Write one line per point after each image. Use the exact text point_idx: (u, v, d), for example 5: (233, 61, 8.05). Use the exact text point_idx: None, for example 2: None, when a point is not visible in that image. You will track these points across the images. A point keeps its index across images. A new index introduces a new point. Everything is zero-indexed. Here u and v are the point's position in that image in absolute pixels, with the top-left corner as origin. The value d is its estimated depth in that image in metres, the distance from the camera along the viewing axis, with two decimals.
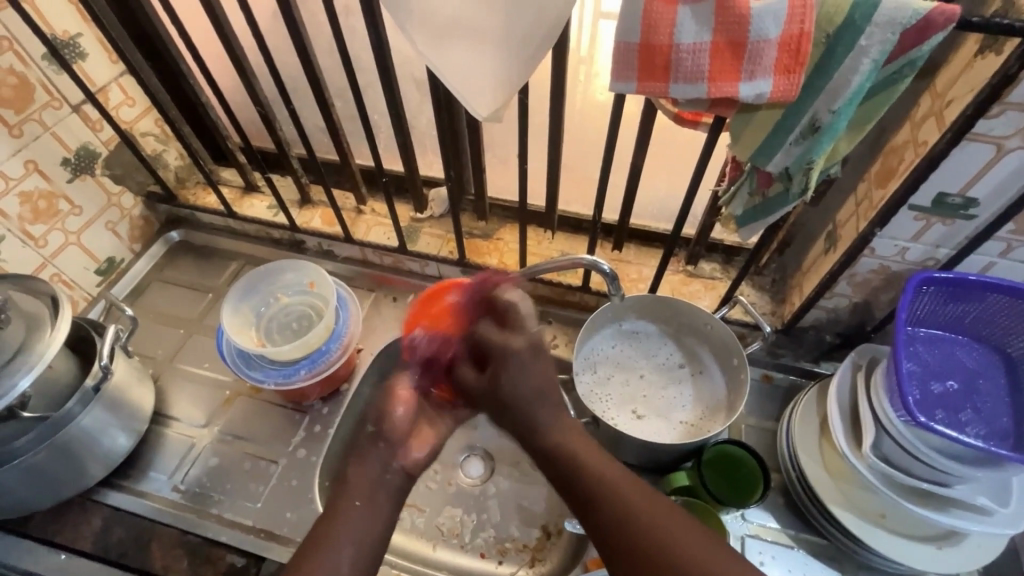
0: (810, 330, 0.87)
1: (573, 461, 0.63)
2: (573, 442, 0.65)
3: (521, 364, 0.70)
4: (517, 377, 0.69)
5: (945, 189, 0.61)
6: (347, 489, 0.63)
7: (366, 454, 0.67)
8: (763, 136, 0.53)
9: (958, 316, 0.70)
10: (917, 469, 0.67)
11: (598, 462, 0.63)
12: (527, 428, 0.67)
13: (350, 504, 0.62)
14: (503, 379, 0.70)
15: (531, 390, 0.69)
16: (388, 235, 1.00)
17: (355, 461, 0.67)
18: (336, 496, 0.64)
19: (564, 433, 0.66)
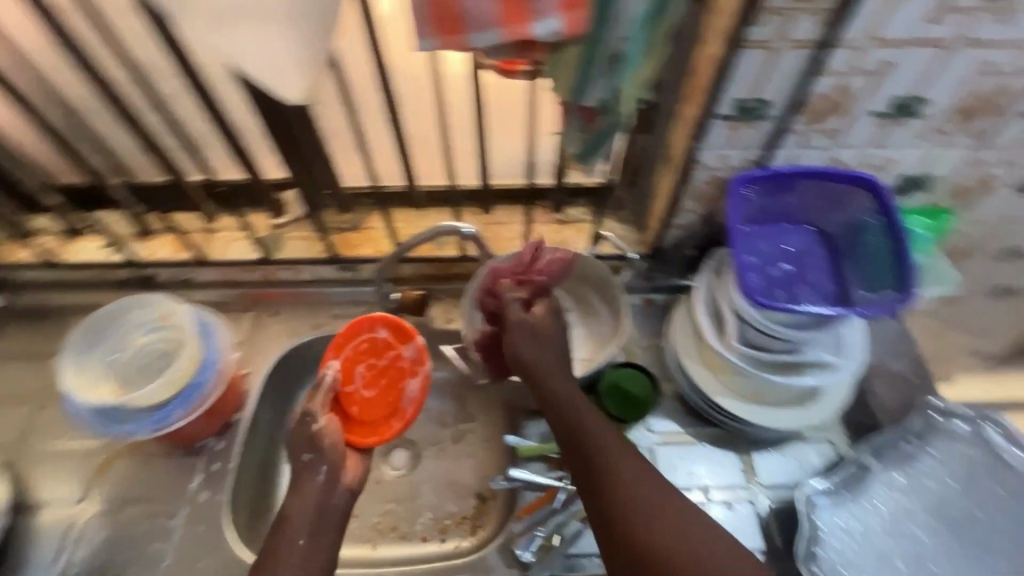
0: (673, 249, 0.94)
1: (602, 449, 0.65)
2: (606, 440, 0.65)
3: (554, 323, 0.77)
4: (522, 347, 0.74)
5: (741, 96, 0.68)
6: (291, 523, 0.64)
7: (297, 488, 0.67)
8: (574, 74, 0.56)
9: (780, 207, 0.80)
10: (773, 344, 0.77)
11: (629, 465, 0.63)
12: (549, 391, 0.71)
13: (295, 542, 0.62)
14: (519, 347, 0.74)
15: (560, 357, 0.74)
16: (249, 249, 0.94)
17: (292, 493, 0.67)
18: (277, 529, 0.64)
19: (603, 428, 0.67)
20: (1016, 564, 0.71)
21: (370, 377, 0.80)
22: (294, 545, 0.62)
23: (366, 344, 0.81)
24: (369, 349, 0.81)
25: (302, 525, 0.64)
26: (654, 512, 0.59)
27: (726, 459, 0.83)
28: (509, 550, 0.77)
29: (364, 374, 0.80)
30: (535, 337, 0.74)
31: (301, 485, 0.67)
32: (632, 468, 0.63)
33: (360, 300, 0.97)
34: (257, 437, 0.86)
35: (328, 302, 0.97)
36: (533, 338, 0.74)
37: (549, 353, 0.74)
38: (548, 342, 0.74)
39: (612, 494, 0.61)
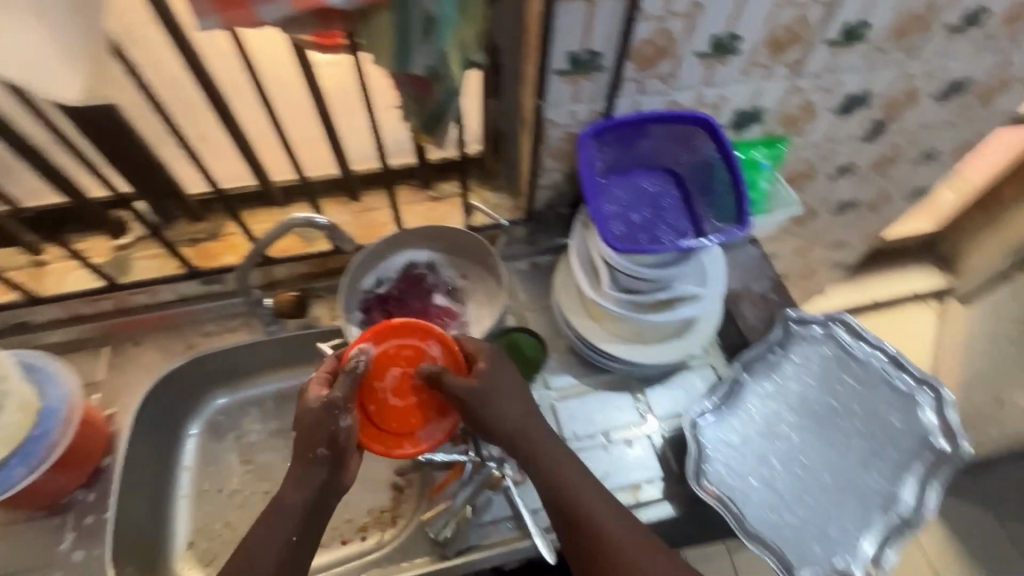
0: (548, 210, 0.96)
1: (571, 498, 0.64)
2: (581, 485, 0.65)
3: (504, 367, 0.70)
4: (500, 402, 0.66)
5: (572, 49, 0.69)
6: (280, 522, 0.60)
7: (305, 480, 0.61)
8: (392, 42, 0.54)
9: (632, 154, 0.83)
10: (643, 286, 0.80)
11: (604, 506, 0.64)
12: (515, 448, 0.67)
13: (287, 540, 0.60)
14: (489, 408, 0.66)
15: (522, 411, 0.68)
16: (91, 277, 0.85)
17: (295, 487, 0.61)
18: (268, 520, 0.60)
19: (572, 469, 0.66)
20: (864, 439, 0.81)
21: (399, 387, 0.69)
22: (282, 543, 0.59)
23: (408, 350, 0.70)
24: (412, 357, 0.69)
25: (292, 524, 0.60)
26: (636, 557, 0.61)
27: (622, 401, 0.87)
28: (423, 533, 0.76)
29: (398, 384, 0.69)
30: (481, 396, 0.66)
31: (307, 479, 0.61)
32: (608, 512, 0.64)
33: (233, 311, 0.91)
34: (137, 478, 0.80)
35: (195, 321, 0.90)
36: (483, 402, 0.65)
37: (508, 403, 0.67)
38: (497, 401, 0.66)
39: (594, 543, 0.62)
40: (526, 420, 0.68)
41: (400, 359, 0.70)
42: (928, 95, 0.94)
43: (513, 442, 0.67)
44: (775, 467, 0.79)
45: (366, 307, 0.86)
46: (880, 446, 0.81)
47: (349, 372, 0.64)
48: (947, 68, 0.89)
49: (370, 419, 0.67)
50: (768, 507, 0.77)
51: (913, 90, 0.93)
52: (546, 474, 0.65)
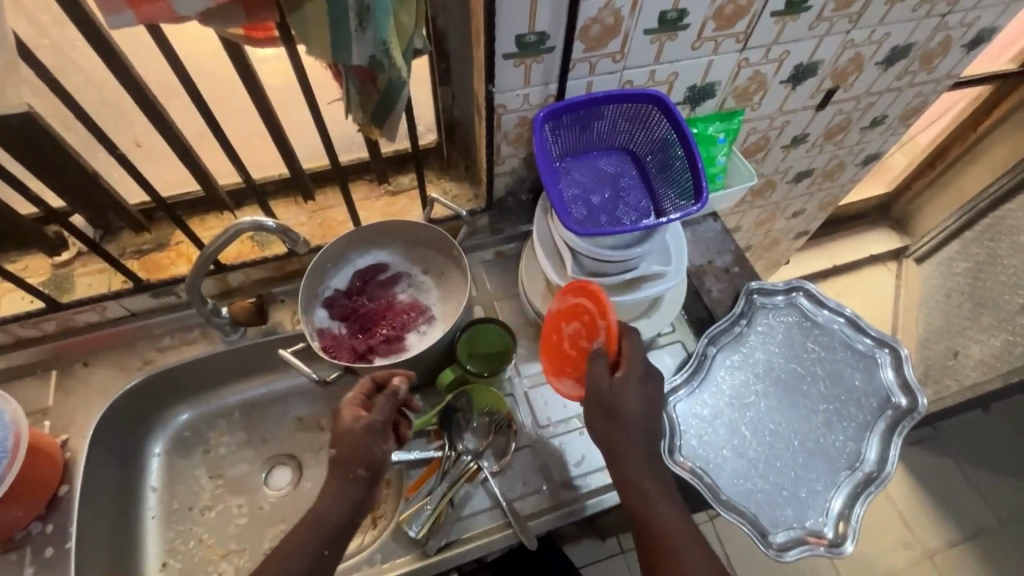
0: (508, 197, 0.95)
1: (649, 517, 0.66)
2: (665, 510, 0.67)
3: (640, 390, 0.68)
4: (638, 404, 0.68)
5: (518, 32, 0.68)
6: (316, 534, 0.63)
7: (342, 494, 0.64)
8: (327, 31, 0.52)
9: (588, 136, 0.83)
10: (608, 268, 0.80)
11: (682, 532, 0.66)
12: (613, 457, 0.68)
13: (319, 550, 0.63)
14: (628, 400, 0.67)
15: (637, 418, 0.68)
16: (29, 299, 0.81)
17: (333, 503, 0.64)
18: (304, 530, 0.63)
19: (663, 495, 0.68)
20: (828, 403, 0.83)
21: (577, 339, 0.74)
22: (316, 555, 0.62)
23: (591, 315, 0.72)
24: (581, 318, 0.73)
25: (325, 539, 0.63)
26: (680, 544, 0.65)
27: None
28: (402, 533, 0.75)
29: (574, 337, 0.74)
30: (613, 406, 0.67)
31: (341, 494, 0.64)
32: (685, 538, 0.66)
33: (190, 323, 0.88)
34: (100, 503, 0.77)
35: (149, 334, 0.86)
36: (610, 416, 0.67)
37: (632, 424, 0.68)
38: (627, 416, 0.68)
39: (653, 532, 0.66)
40: (639, 444, 0.68)
41: (586, 319, 0.73)
42: (873, 62, 0.96)
43: (613, 457, 0.68)
44: (747, 438, 0.80)
45: (329, 307, 0.84)
46: (843, 408, 0.83)
47: (387, 396, 0.67)
48: (891, 34, 0.91)
49: (561, 344, 0.76)
50: (740, 477, 0.78)
51: (859, 57, 0.94)
52: (627, 471, 0.68)
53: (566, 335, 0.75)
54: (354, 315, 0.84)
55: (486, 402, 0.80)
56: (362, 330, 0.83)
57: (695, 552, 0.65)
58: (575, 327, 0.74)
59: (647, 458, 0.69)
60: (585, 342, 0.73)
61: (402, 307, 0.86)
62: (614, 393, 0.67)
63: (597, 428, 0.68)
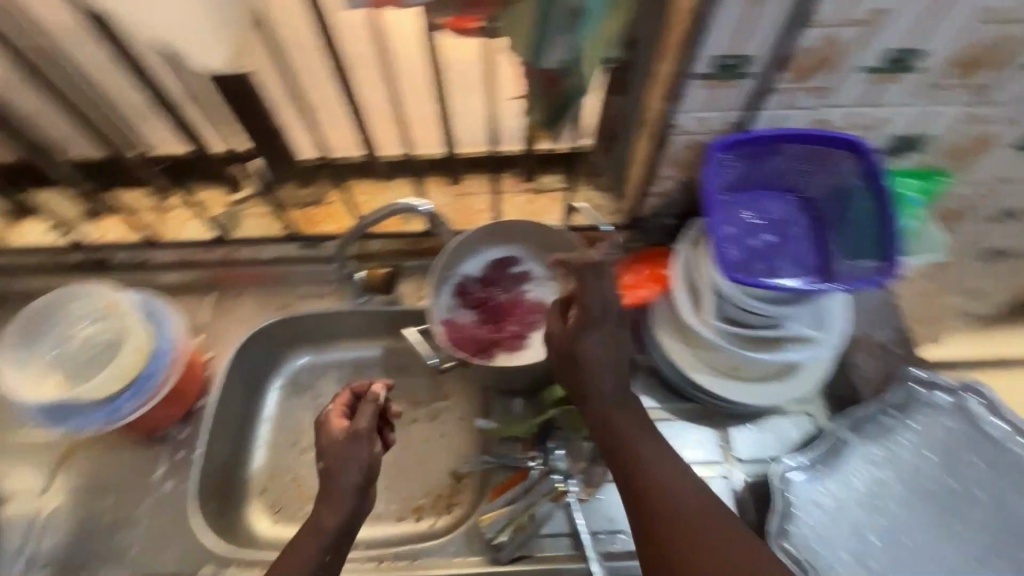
0: (652, 217, 0.90)
1: (621, 444, 0.63)
2: (633, 431, 0.63)
3: (600, 331, 0.64)
4: (604, 337, 0.64)
5: (719, 53, 0.62)
6: (314, 537, 0.61)
7: (337, 503, 0.61)
8: (530, 31, 0.51)
9: (761, 173, 0.75)
10: (751, 320, 0.74)
11: (654, 456, 0.62)
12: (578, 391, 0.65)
13: (319, 555, 0.60)
14: (589, 338, 0.64)
15: (605, 352, 0.64)
16: (205, 228, 0.90)
17: (324, 508, 0.61)
18: (300, 532, 0.62)
19: (629, 418, 0.65)
20: (988, 533, 0.71)
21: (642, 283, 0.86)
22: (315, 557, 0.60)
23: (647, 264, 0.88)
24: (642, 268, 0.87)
25: (326, 541, 0.61)
26: (662, 474, 0.61)
27: (702, 434, 0.82)
28: (478, 531, 0.75)
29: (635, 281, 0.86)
30: (569, 345, 0.65)
31: (334, 504, 0.61)
32: (657, 459, 0.62)
33: (327, 277, 0.93)
34: (224, 423, 0.85)
35: (290, 281, 0.93)
36: (569, 359, 0.65)
37: (596, 360, 0.64)
38: (589, 355, 0.64)
39: (628, 458, 0.62)
40: (610, 368, 0.64)
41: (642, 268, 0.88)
42: None
43: (574, 393, 0.66)
44: (875, 545, 0.71)
45: (460, 293, 0.86)
46: (1003, 542, 0.70)
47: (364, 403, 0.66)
48: None
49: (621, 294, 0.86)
50: None
51: None
52: (601, 403, 0.65)
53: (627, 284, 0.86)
54: (484, 306, 0.86)
55: (588, 421, 0.78)
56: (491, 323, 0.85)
57: (678, 480, 0.61)
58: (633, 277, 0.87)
59: (621, 387, 0.65)
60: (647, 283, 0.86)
61: (529, 308, 0.86)
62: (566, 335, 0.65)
63: (564, 369, 0.66)
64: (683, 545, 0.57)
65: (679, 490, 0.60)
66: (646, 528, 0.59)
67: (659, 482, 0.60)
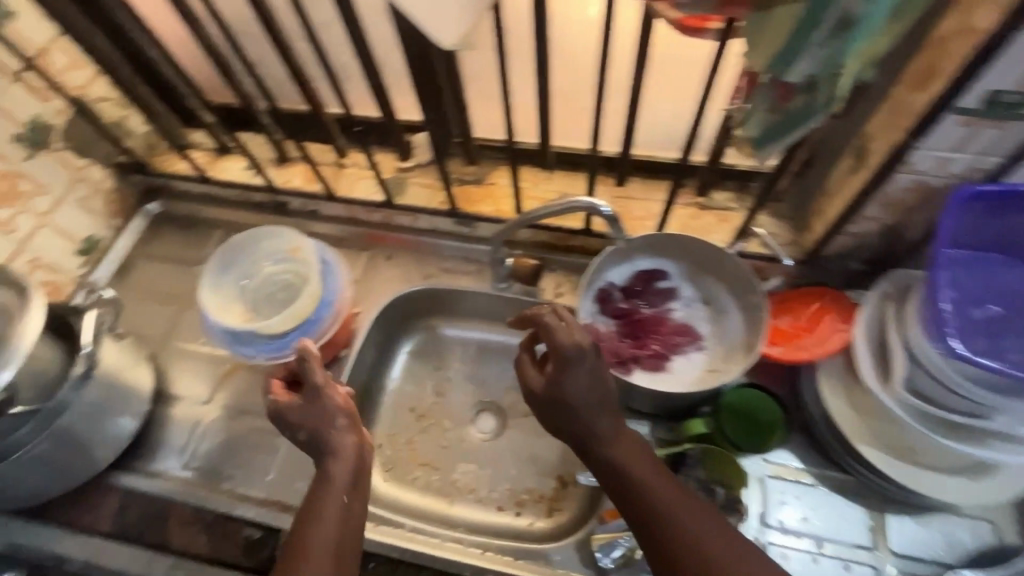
0: (836, 258, 0.79)
1: (630, 482, 0.61)
2: (637, 465, 0.61)
3: (588, 368, 0.63)
4: (574, 380, 0.62)
5: (999, 87, 0.53)
6: (329, 492, 0.62)
7: (338, 453, 0.64)
8: (784, 38, 0.46)
9: (1003, 232, 0.63)
10: (952, 402, 0.63)
11: (663, 492, 0.59)
12: (578, 437, 0.64)
13: (337, 500, 0.62)
14: (563, 383, 0.63)
15: (591, 392, 0.63)
16: (374, 189, 0.94)
17: (332, 458, 0.64)
18: (316, 493, 0.63)
19: (626, 451, 0.62)
20: None
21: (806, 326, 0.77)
22: (337, 509, 0.62)
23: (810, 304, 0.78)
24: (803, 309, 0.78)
25: (344, 483, 0.63)
26: (678, 512, 0.58)
27: (851, 511, 0.73)
28: (586, 549, 0.74)
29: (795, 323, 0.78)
30: (556, 392, 0.63)
31: (333, 455, 0.64)
32: (668, 494, 0.59)
33: (474, 257, 0.94)
34: (359, 376, 0.89)
35: (438, 254, 0.95)
36: (557, 408, 0.64)
37: (582, 406, 0.63)
38: (573, 403, 0.63)
39: (635, 492, 0.60)
40: (600, 409, 0.63)
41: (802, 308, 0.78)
42: None
43: (576, 439, 0.64)
44: None
45: (603, 300, 0.81)
46: None
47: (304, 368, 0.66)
48: None
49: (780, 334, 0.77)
50: None
51: None
52: (603, 443, 0.63)
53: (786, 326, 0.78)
54: (626, 318, 0.80)
55: (720, 471, 0.72)
56: (633, 332, 0.79)
57: (691, 512, 0.58)
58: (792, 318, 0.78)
59: (618, 424, 0.64)
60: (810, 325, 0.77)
61: (677, 327, 0.80)
62: (551, 379, 0.63)
63: (552, 415, 0.65)
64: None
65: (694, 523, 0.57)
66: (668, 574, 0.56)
67: (672, 518, 0.57)
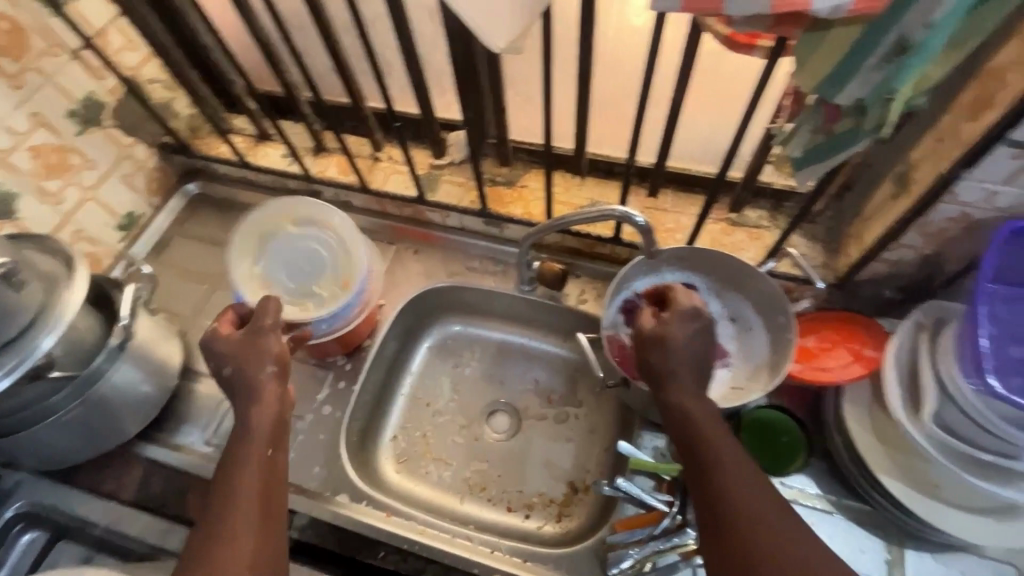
0: (869, 285, 0.78)
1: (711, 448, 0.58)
2: (720, 435, 0.59)
3: (692, 327, 0.63)
4: (683, 333, 0.62)
5: None
6: (251, 443, 0.62)
7: (256, 397, 0.64)
8: (835, 60, 0.45)
9: None
10: (983, 440, 0.62)
11: (740, 468, 0.57)
12: (665, 388, 0.62)
13: (259, 453, 0.62)
14: (672, 330, 0.62)
15: (691, 349, 0.62)
16: (406, 184, 0.94)
17: (255, 407, 0.64)
18: (238, 443, 0.63)
19: (711, 418, 0.60)
20: None
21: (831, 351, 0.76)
22: (261, 461, 0.61)
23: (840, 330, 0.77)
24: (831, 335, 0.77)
25: (265, 436, 0.63)
26: (746, 487, 0.55)
27: (868, 543, 0.72)
28: (595, 558, 0.74)
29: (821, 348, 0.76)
30: (657, 336, 0.63)
31: (250, 399, 0.64)
32: (746, 472, 0.56)
33: (500, 257, 0.94)
34: (379, 367, 0.90)
35: (464, 252, 0.96)
36: (656, 352, 0.62)
37: (680, 358, 0.62)
38: (674, 349, 0.62)
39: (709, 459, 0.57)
40: (693, 366, 0.62)
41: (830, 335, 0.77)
42: None
43: (660, 391, 0.62)
44: None
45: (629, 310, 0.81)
46: None
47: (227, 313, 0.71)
48: None
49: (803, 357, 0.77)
50: None
51: None
52: (683, 396, 0.61)
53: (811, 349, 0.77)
54: None
55: None
56: None
57: (757, 493, 0.55)
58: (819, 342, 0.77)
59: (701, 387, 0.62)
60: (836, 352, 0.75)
61: None
62: (659, 326, 0.63)
63: (643, 358, 0.64)
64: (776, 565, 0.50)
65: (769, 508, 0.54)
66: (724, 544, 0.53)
67: (740, 488, 0.55)
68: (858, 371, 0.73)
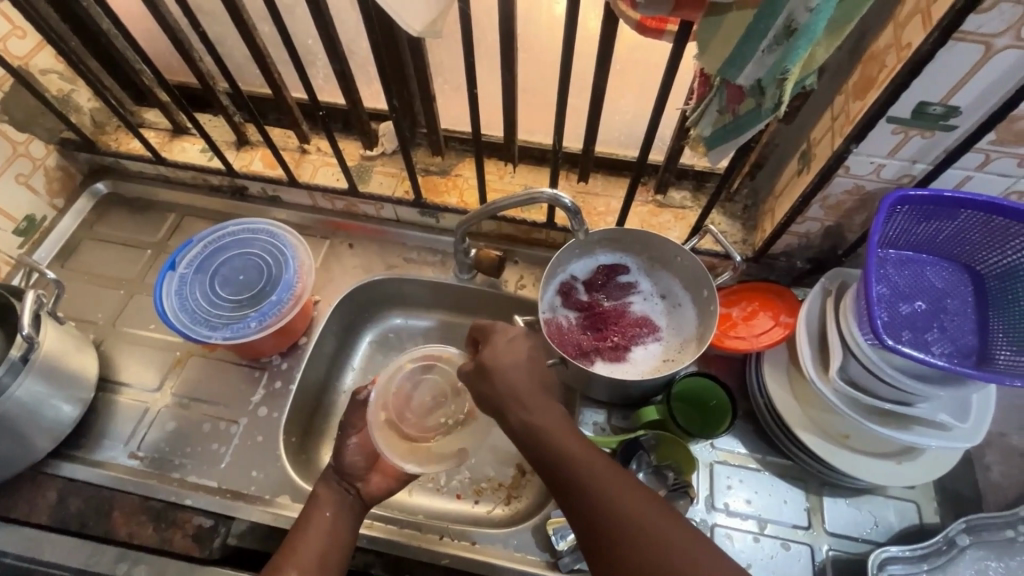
0: (782, 257, 0.84)
1: (557, 454, 0.60)
2: (562, 442, 0.61)
3: (516, 345, 0.68)
4: (501, 349, 0.67)
5: (926, 99, 0.57)
6: (315, 506, 0.70)
7: (328, 480, 0.73)
8: (733, 43, 0.49)
9: (930, 235, 0.68)
10: (882, 390, 0.68)
11: (590, 465, 0.59)
12: (502, 408, 0.64)
13: (322, 515, 0.69)
14: (492, 353, 0.67)
15: (516, 366, 0.66)
16: (336, 176, 0.91)
17: (321, 483, 0.73)
18: (306, 510, 0.70)
19: (551, 420, 0.63)
20: None
21: (751, 321, 0.81)
22: (321, 517, 0.69)
23: (763, 302, 0.83)
24: (755, 307, 0.83)
25: (329, 502, 0.71)
26: (599, 481, 0.58)
27: (791, 495, 0.78)
28: (542, 533, 0.76)
29: (744, 318, 0.82)
30: (487, 364, 0.66)
31: (328, 480, 0.73)
32: (596, 467, 0.59)
33: (437, 248, 0.94)
34: (317, 364, 0.89)
35: (402, 243, 0.95)
36: (485, 378, 0.66)
37: (509, 372, 0.65)
38: (500, 366, 0.66)
39: (561, 463, 0.60)
40: (526, 369, 0.66)
41: (753, 306, 0.83)
42: None
43: (500, 412, 0.65)
44: None
45: (566, 293, 0.83)
46: None
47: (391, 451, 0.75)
48: None
49: (728, 326, 0.82)
50: None
51: None
52: (521, 411, 0.63)
53: (735, 319, 0.82)
54: (587, 311, 0.83)
55: (672, 455, 0.75)
56: (595, 326, 0.82)
57: (615, 484, 0.58)
58: (742, 313, 0.82)
59: (539, 398, 0.65)
60: (757, 322, 0.81)
61: (637, 319, 0.83)
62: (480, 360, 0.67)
63: (475, 387, 0.68)
64: (641, 551, 0.54)
65: (625, 495, 0.57)
66: (595, 545, 0.56)
67: (596, 485, 0.58)
68: (771, 338, 0.78)
